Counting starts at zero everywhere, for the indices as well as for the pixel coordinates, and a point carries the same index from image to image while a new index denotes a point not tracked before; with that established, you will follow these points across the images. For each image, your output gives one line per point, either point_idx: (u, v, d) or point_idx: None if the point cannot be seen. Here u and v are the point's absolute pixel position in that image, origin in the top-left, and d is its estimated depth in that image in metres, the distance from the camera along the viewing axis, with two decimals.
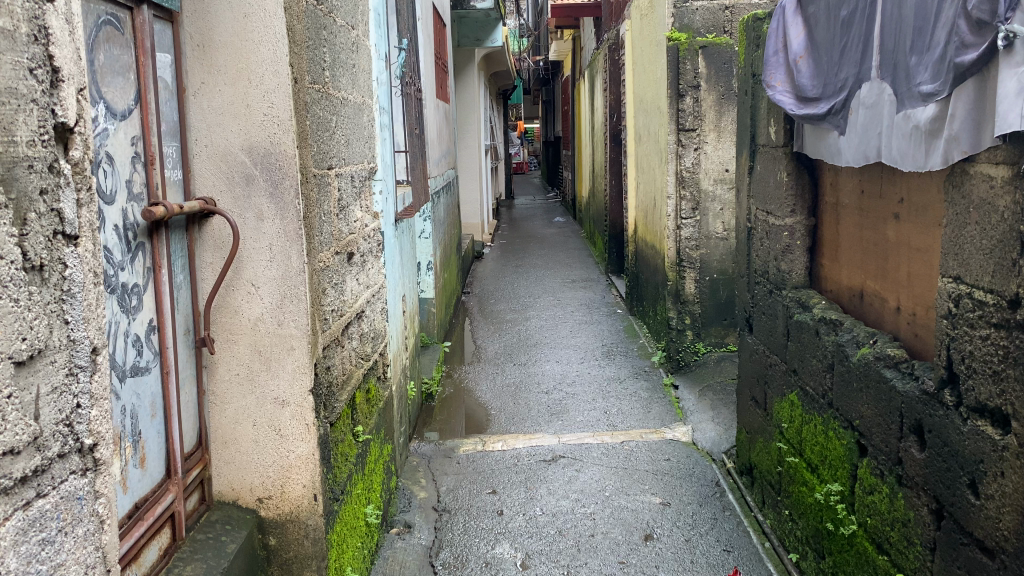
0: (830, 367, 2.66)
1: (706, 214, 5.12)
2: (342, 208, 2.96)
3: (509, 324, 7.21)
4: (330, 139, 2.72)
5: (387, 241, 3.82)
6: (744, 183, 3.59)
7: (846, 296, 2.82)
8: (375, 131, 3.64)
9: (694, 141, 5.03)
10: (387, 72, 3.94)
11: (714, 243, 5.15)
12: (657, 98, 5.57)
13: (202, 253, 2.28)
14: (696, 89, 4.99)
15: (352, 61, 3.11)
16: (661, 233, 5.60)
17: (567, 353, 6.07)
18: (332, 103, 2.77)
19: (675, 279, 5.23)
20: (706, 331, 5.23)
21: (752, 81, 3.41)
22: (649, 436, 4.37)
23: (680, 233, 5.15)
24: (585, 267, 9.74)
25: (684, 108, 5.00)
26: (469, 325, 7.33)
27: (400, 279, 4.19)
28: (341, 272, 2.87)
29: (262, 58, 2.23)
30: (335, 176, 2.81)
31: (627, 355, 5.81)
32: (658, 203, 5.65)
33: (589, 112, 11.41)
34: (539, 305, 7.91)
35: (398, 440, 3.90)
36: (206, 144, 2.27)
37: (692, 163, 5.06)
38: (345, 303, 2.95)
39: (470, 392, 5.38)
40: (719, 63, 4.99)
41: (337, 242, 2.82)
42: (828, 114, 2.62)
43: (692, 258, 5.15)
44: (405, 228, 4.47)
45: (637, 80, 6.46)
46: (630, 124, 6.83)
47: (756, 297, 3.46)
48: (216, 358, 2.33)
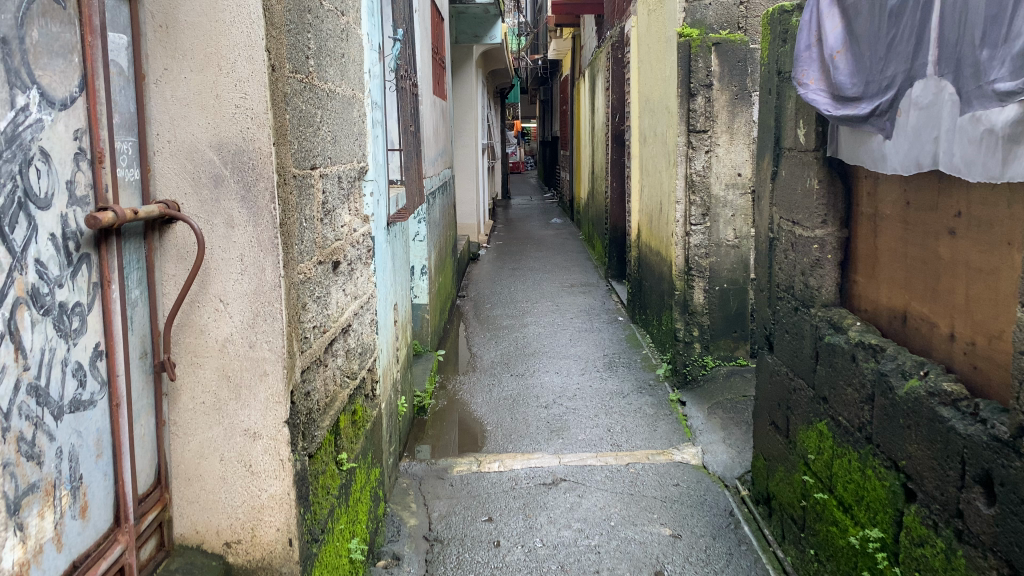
0: (868, 399, 2.39)
1: (717, 220, 4.84)
2: (329, 213, 2.67)
3: (506, 331, 6.93)
4: (314, 135, 2.44)
5: (378, 247, 3.54)
6: (765, 189, 3.32)
7: (885, 318, 2.55)
8: (367, 128, 3.35)
9: (705, 143, 4.75)
10: (381, 64, 3.66)
11: (724, 251, 4.88)
12: (665, 98, 5.29)
13: (163, 265, 1.99)
14: (709, 88, 4.71)
15: (340, 49, 2.82)
16: (668, 239, 5.32)
17: (567, 364, 5.79)
18: (317, 96, 2.48)
19: (683, 289, 4.96)
20: (716, 344, 4.95)
21: (777, 78, 3.13)
22: (656, 458, 4.09)
23: (688, 241, 4.88)
24: (584, 271, 9.47)
25: (695, 108, 4.72)
26: (464, 331, 7.04)
27: (392, 287, 3.90)
28: (325, 284, 2.58)
29: (233, 41, 1.94)
30: (319, 176, 2.52)
31: (630, 367, 5.53)
32: (665, 207, 5.37)
33: (589, 112, 11.14)
34: (538, 310, 7.63)
35: (387, 461, 3.62)
36: (168, 139, 1.97)
37: (703, 167, 4.78)
38: (330, 317, 2.67)
39: (465, 404, 5.09)
40: (734, 61, 4.72)
41: (322, 250, 2.53)
42: (871, 115, 2.34)
43: (701, 266, 4.88)
44: (398, 233, 4.19)
45: (643, 79, 6.18)
46: (634, 125, 6.55)
47: (778, 313, 3.19)
48: (178, 385, 2.05)
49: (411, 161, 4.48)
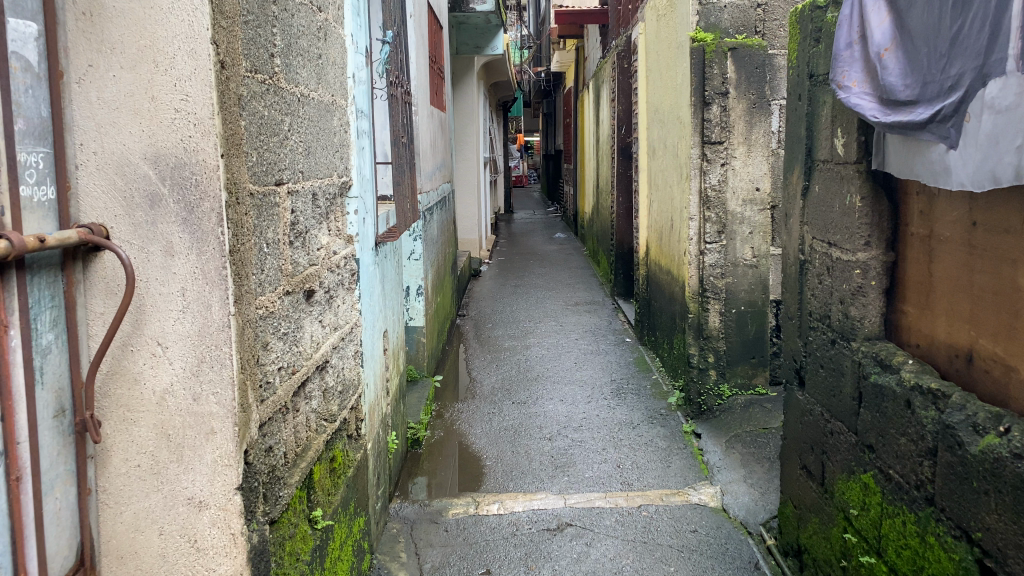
0: (928, 453, 2.04)
1: (734, 238, 4.50)
2: (300, 235, 2.33)
3: (507, 353, 6.57)
4: (280, 146, 2.10)
5: (364, 269, 3.19)
6: (794, 206, 2.97)
7: (943, 357, 2.20)
8: (351, 139, 3.02)
9: (721, 155, 4.42)
10: (368, 70, 3.32)
11: (742, 271, 4.54)
12: (676, 107, 4.95)
13: (88, 301, 1.65)
14: (725, 96, 4.37)
15: (316, 48, 2.49)
16: (680, 258, 4.97)
17: (572, 390, 5.43)
18: (285, 100, 2.14)
19: (697, 312, 4.61)
20: (733, 371, 4.60)
21: (809, 83, 2.79)
22: (671, 499, 3.73)
23: (703, 260, 4.53)
24: (589, 288, 9.12)
25: (710, 117, 4.38)
26: (463, 353, 6.69)
27: (380, 313, 3.56)
28: (295, 318, 2.24)
29: (171, 32, 1.61)
30: (286, 194, 2.15)
31: (639, 395, 5.18)
32: (677, 223, 5.02)
33: (593, 124, 10.83)
34: (541, 330, 7.27)
35: (373, 507, 3.26)
36: (93, 148, 1.62)
37: (718, 181, 4.44)
38: (302, 354, 2.32)
39: (462, 435, 4.73)
40: (751, 67, 4.39)
41: (290, 279, 2.19)
42: (931, 121, 1.99)
43: (717, 287, 4.52)
44: (388, 254, 3.84)
45: (652, 89, 5.86)
46: (642, 137, 6.23)
47: (811, 345, 2.83)
48: (109, 445, 1.70)
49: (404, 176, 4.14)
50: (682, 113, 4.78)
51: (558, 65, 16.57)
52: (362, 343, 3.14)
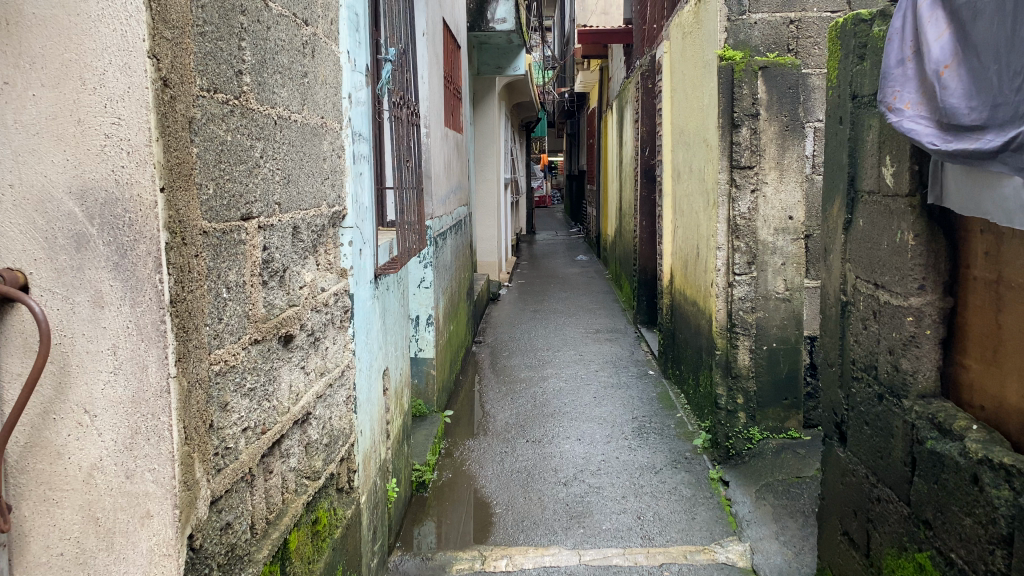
0: (1002, 542, 1.72)
1: (765, 269, 4.19)
2: (277, 274, 2.06)
3: (523, 385, 6.28)
4: (250, 176, 1.84)
5: (360, 305, 2.92)
6: (835, 240, 2.66)
7: (1015, 424, 1.88)
8: (347, 164, 2.76)
9: (751, 181, 4.12)
10: (370, 89, 3.07)
11: (774, 305, 4.23)
12: (703, 130, 4.66)
13: (6, 359, 1.40)
14: (755, 118, 4.09)
15: (301, 65, 2.24)
16: (706, 290, 4.66)
17: (590, 428, 5.12)
18: (258, 122, 1.89)
19: (724, 349, 4.29)
20: (763, 413, 4.30)
21: (852, 105, 2.50)
22: (696, 556, 3.41)
23: (731, 293, 4.22)
24: (611, 315, 8.82)
25: (740, 141, 4.09)
26: (478, 384, 6.40)
27: (381, 351, 3.29)
28: (268, 369, 1.98)
29: (103, 44, 1.36)
30: (255, 229, 1.87)
31: (662, 436, 4.86)
32: (703, 252, 4.72)
33: (617, 145, 10.57)
34: (560, 360, 6.97)
35: (367, 566, 2.98)
36: (10, 180, 1.39)
37: (748, 208, 4.14)
38: (276, 408, 2.05)
39: (472, 477, 4.43)
40: (783, 87, 4.10)
41: (262, 325, 1.92)
42: (1006, 149, 1.69)
43: (746, 322, 4.21)
44: (391, 285, 3.57)
45: (677, 110, 5.58)
46: (666, 160, 5.95)
47: (855, 398, 2.53)
48: (25, 529, 1.44)
49: (409, 203, 3.87)
50: (709, 136, 4.50)
51: (582, 86, 16.34)
52: (356, 386, 2.87)
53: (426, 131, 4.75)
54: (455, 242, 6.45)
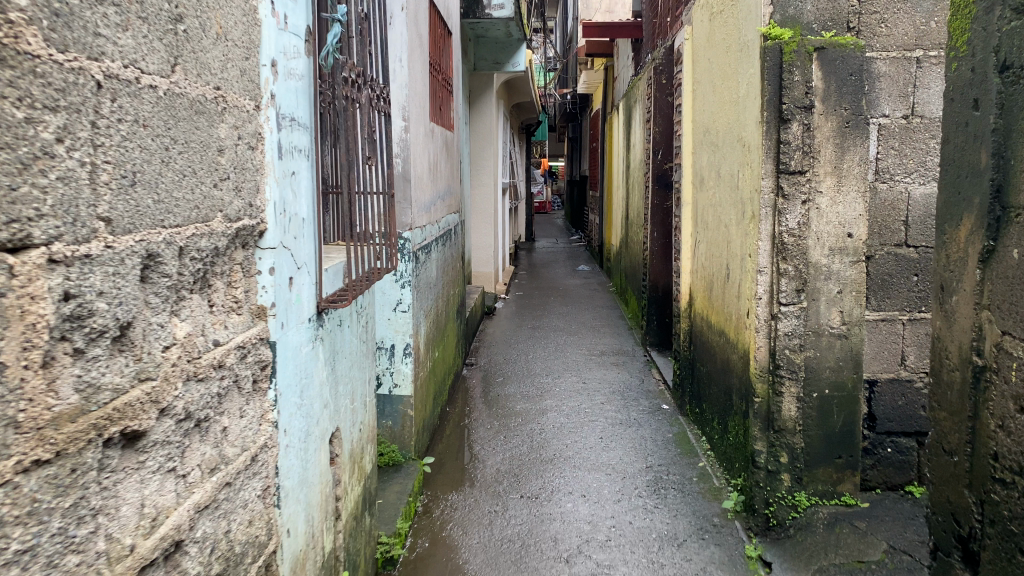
0: None
1: (817, 297, 3.40)
2: (108, 335, 1.26)
3: (518, 420, 5.46)
4: (20, 170, 1.03)
5: (288, 353, 2.12)
6: (962, 276, 1.86)
7: None
8: (268, 159, 1.96)
9: (803, 189, 3.32)
10: (309, 61, 2.27)
11: (827, 342, 3.43)
12: (737, 127, 3.86)
13: None
14: (808, 111, 3.28)
15: (172, 3, 1.44)
16: (740, 320, 3.85)
17: (596, 480, 4.30)
18: (48, 79, 1.09)
19: (764, 396, 3.48)
20: (811, 475, 3.50)
21: (999, 81, 1.71)
22: None
23: (774, 328, 3.42)
24: (617, 333, 8.03)
25: (789, 139, 3.29)
26: (466, 418, 5.60)
27: (324, 409, 2.48)
28: (78, 501, 1.17)
29: None
30: (43, 264, 1.08)
31: (683, 495, 4.06)
32: (735, 273, 3.92)
33: (624, 148, 9.78)
34: (560, 388, 6.16)
35: None
36: None
37: (799, 223, 3.34)
38: (104, 556, 1.25)
39: (453, 548, 3.61)
40: (844, 73, 3.30)
41: (58, 430, 1.12)
42: None
43: (793, 363, 3.40)
44: (346, 319, 2.76)
45: (701, 106, 4.78)
46: (686, 164, 5.14)
47: (998, 511, 1.72)
48: None
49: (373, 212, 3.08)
50: (746, 135, 3.69)
51: (585, 87, 15.55)
52: (280, 471, 2.07)
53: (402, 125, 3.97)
54: (443, 256, 5.65)
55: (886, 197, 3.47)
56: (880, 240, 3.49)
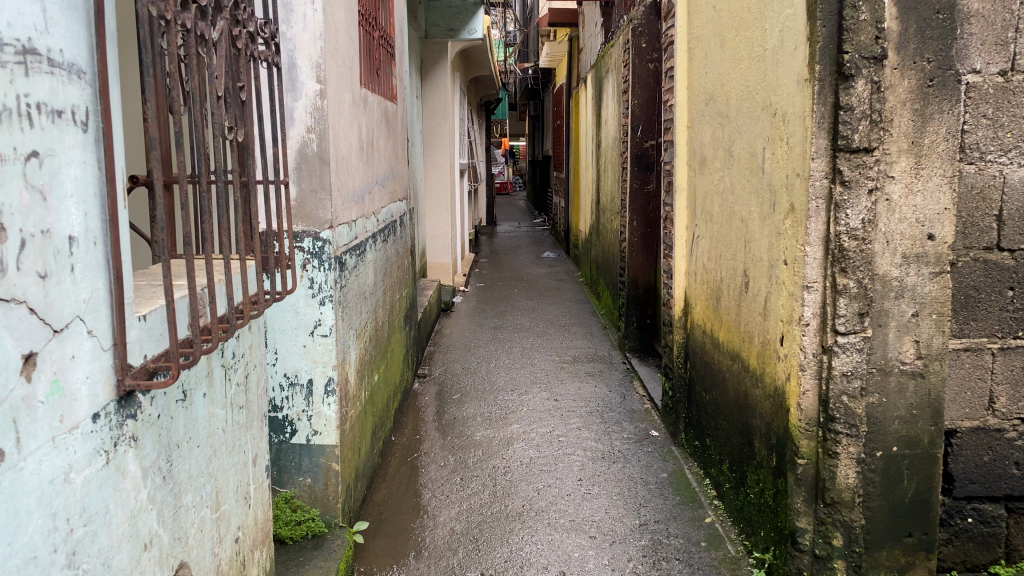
0: None
1: (886, 323, 2.47)
2: None
3: (479, 453, 4.48)
4: None
5: (23, 504, 1.10)
6: None
7: None
8: None
9: (870, 174, 2.38)
10: None
11: (897, 383, 2.52)
12: (764, 90, 2.90)
13: None
14: (879, 63, 2.34)
15: None
16: (768, 346, 2.90)
17: (578, 548, 3.36)
18: None
19: (811, 456, 2.53)
20: (873, 561, 2.59)
21: None
22: None
23: (827, 366, 2.47)
24: (590, 334, 7.10)
25: (852, 102, 2.33)
26: (415, 450, 4.62)
27: (144, 554, 1.48)
28: None
29: None
30: None
31: (692, 570, 3.14)
32: (760, 283, 2.98)
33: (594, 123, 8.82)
34: (528, 408, 5.19)
35: None
36: None
37: (864, 221, 2.40)
38: None
39: None
40: (928, 11, 2.35)
41: None
42: None
43: (853, 414, 2.48)
44: (197, 384, 1.75)
45: (701, 69, 3.82)
46: (678, 141, 4.18)
47: None
48: None
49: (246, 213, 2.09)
50: (780, 99, 2.73)
51: (548, 61, 14.51)
52: None
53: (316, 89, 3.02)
54: (384, 256, 4.63)
55: (975, 182, 2.54)
56: (966, 243, 2.56)
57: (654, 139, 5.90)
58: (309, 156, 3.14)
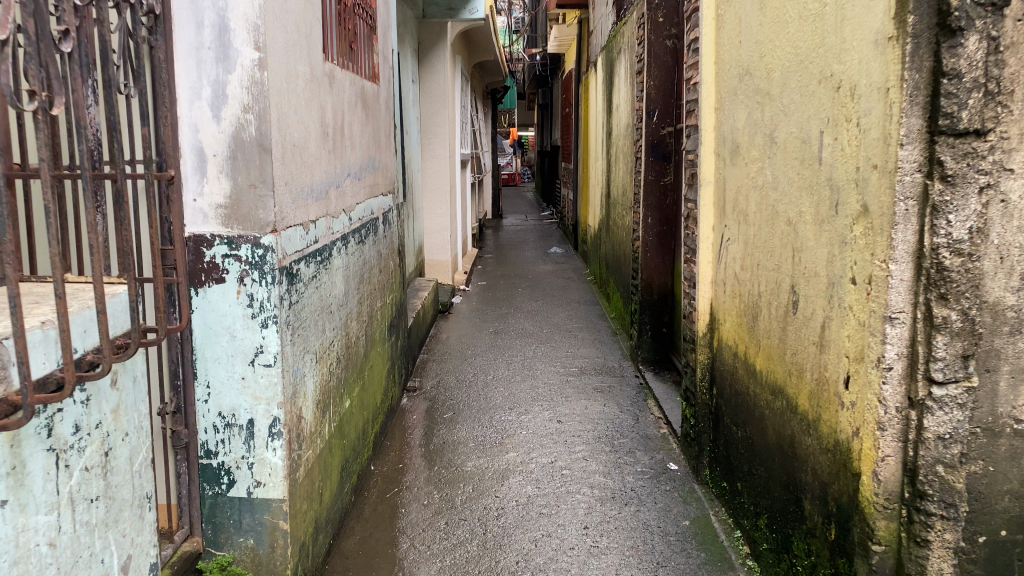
0: None
1: (998, 369, 1.83)
2: None
3: (468, 490, 3.85)
4: None
5: None
6: None
7: None
8: None
9: (984, 165, 1.74)
10: None
11: (1010, 448, 1.87)
12: (821, 57, 2.26)
13: None
14: (998, 12, 1.70)
15: None
16: (828, 385, 2.26)
17: None
18: None
19: (892, 542, 1.92)
20: None
21: None
22: None
23: (916, 425, 1.84)
24: (599, 342, 6.46)
25: (957, 67, 1.71)
26: (396, 483, 4.01)
27: None
28: None
29: None
30: None
31: None
32: (815, 305, 2.35)
33: (604, 110, 8.18)
34: (528, 432, 4.56)
35: None
36: None
37: (973, 230, 1.76)
38: None
39: None
40: None
41: None
42: None
43: (950, 490, 1.84)
44: None
45: (734, 38, 3.18)
46: (703, 126, 3.53)
47: None
48: None
49: (91, 220, 1.45)
50: (845, 68, 2.10)
51: (556, 46, 13.84)
52: None
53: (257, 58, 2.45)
54: (361, 259, 4.02)
55: None
56: None
57: (671, 125, 5.29)
58: (246, 141, 2.52)
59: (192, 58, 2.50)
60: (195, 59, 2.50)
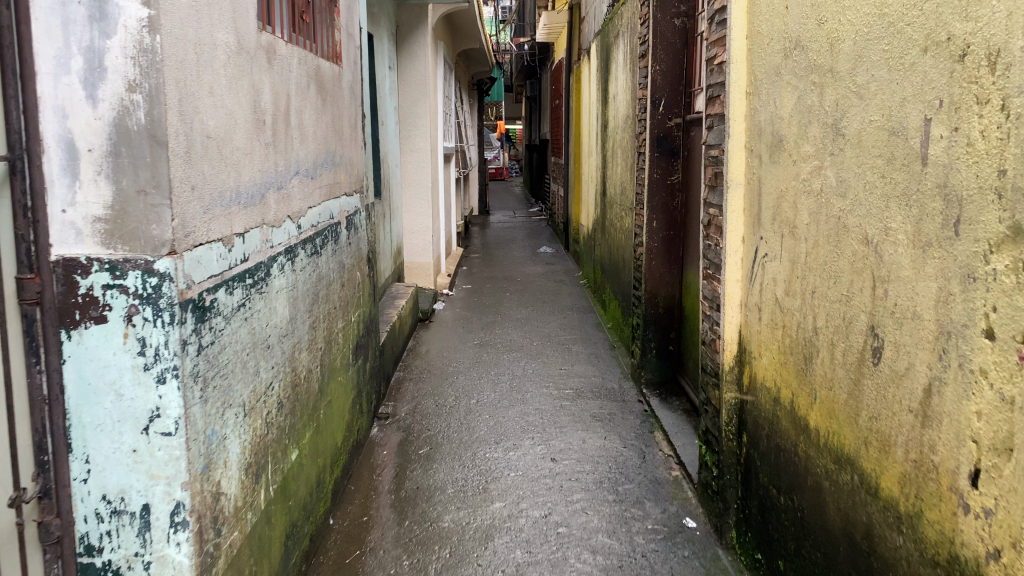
0: None
1: None
2: None
3: (444, 555, 3.19)
4: None
5: None
6: None
7: None
8: None
9: None
10: None
11: None
12: (932, 14, 1.61)
13: None
14: None
15: None
16: (938, 475, 1.62)
17: None
18: None
19: None
20: None
21: None
22: None
23: None
24: (595, 357, 5.82)
25: None
26: (359, 543, 3.35)
27: None
28: None
29: None
30: None
31: None
32: (917, 360, 1.70)
33: (597, 101, 7.54)
34: (516, 474, 3.91)
35: None
36: None
37: None
38: None
39: None
40: None
41: None
42: None
43: None
44: None
45: (777, 4, 2.53)
46: (731, 115, 2.88)
47: None
48: None
49: None
50: (980, 26, 1.45)
51: (545, 35, 13.14)
52: None
53: (146, 21, 1.79)
54: (315, 275, 3.34)
55: None
56: None
57: (679, 116, 4.65)
58: (132, 131, 1.83)
59: (55, 17, 1.80)
60: (58, 17, 1.80)
